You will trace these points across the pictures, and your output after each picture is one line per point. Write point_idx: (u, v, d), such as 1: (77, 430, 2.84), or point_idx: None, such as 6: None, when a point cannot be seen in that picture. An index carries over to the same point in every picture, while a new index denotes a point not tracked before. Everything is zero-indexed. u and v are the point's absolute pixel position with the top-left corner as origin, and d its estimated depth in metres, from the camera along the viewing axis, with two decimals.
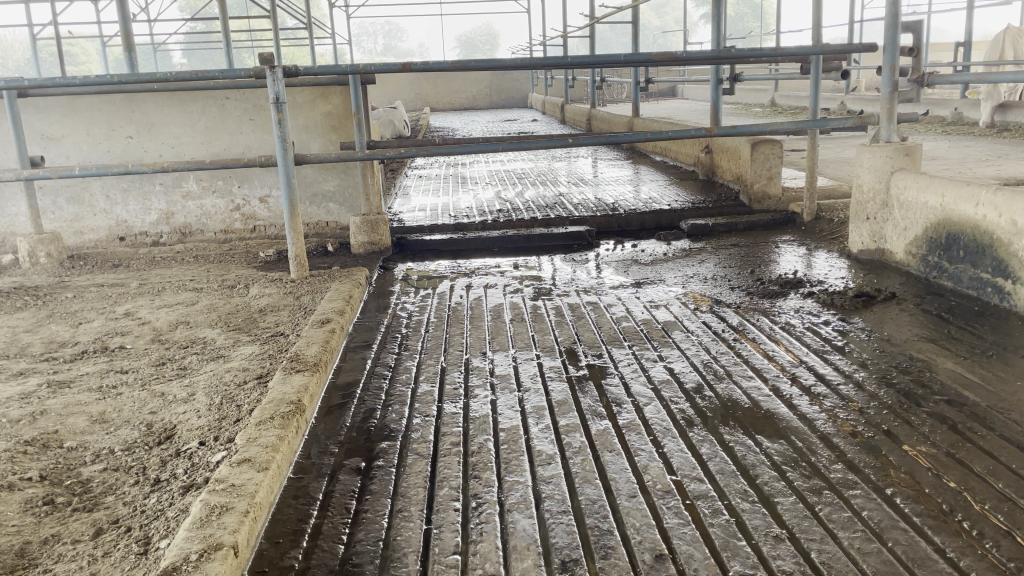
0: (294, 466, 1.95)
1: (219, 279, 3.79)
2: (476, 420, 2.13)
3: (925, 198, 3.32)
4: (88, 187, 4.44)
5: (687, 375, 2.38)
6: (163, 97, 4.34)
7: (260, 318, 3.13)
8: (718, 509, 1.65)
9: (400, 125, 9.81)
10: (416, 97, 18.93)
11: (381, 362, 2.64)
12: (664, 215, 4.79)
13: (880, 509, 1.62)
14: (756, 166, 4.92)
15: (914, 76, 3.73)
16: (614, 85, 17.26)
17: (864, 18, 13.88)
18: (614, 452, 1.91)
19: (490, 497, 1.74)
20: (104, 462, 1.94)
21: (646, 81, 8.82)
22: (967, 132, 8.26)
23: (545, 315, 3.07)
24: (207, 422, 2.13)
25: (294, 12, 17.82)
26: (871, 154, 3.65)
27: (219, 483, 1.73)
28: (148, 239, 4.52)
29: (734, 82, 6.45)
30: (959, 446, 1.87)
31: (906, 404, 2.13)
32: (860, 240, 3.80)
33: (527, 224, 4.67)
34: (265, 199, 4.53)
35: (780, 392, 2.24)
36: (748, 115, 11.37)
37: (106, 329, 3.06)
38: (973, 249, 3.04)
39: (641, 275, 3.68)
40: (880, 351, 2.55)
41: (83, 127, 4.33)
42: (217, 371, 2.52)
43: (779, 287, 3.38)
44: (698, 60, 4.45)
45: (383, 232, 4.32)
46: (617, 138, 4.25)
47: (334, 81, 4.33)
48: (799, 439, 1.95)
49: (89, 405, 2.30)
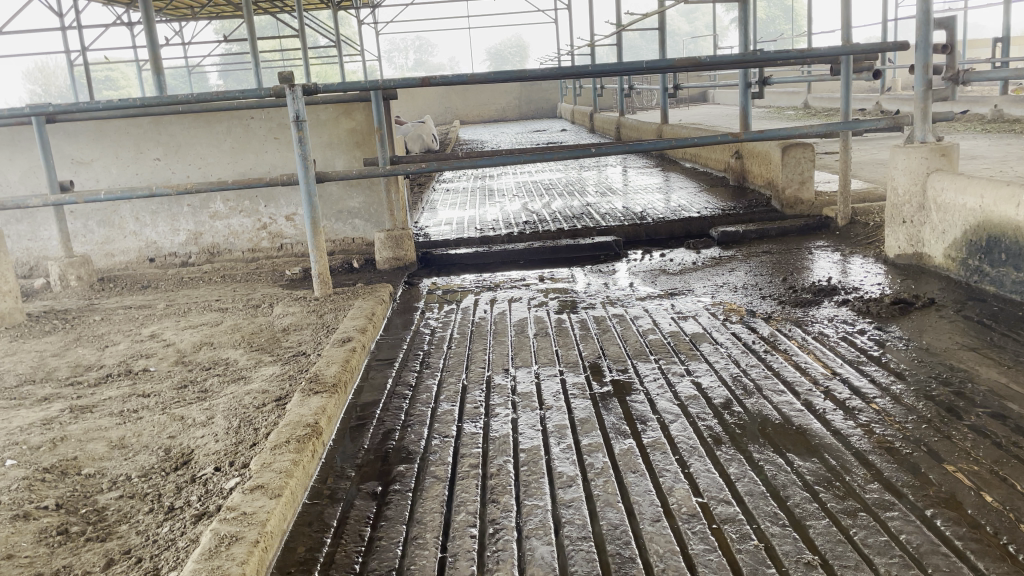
0: (309, 491, 1.91)
1: (244, 298, 3.79)
2: (496, 440, 2.07)
3: (963, 199, 3.20)
4: (118, 210, 4.49)
5: (715, 391, 2.29)
6: (189, 118, 4.37)
7: (283, 337, 3.11)
8: (746, 534, 1.58)
9: (429, 139, 9.82)
10: (445, 111, 19.01)
11: (402, 382, 2.59)
12: (693, 223, 4.70)
13: (919, 533, 1.53)
14: (787, 170, 4.80)
15: (949, 74, 3.60)
16: (644, 92, 17.14)
17: (897, 17, 13.59)
18: (638, 473, 1.84)
19: (507, 522, 1.68)
20: (120, 489, 1.92)
21: (675, 87, 8.67)
22: (1008, 129, 8.04)
23: (570, 328, 3.01)
24: (224, 446, 2.10)
25: (325, 31, 17.99)
26: (905, 155, 3.53)
27: (231, 511, 1.69)
28: (177, 259, 4.55)
29: (764, 85, 6.32)
30: (1004, 462, 1.76)
31: (946, 418, 2.02)
32: (897, 244, 3.67)
33: (553, 235, 4.62)
34: (291, 217, 4.53)
35: (813, 407, 2.14)
36: (780, 118, 11.22)
37: (131, 351, 3.07)
38: (1015, 252, 2.91)
39: (670, 285, 3.60)
40: (919, 361, 2.44)
41: (112, 150, 4.38)
42: (237, 394, 2.50)
43: (812, 295, 3.27)
44: (724, 64, 4.36)
45: (408, 247, 4.30)
46: (643, 146, 4.17)
47: (356, 98, 4.32)
48: (833, 457, 1.86)
49: (109, 430, 2.29)
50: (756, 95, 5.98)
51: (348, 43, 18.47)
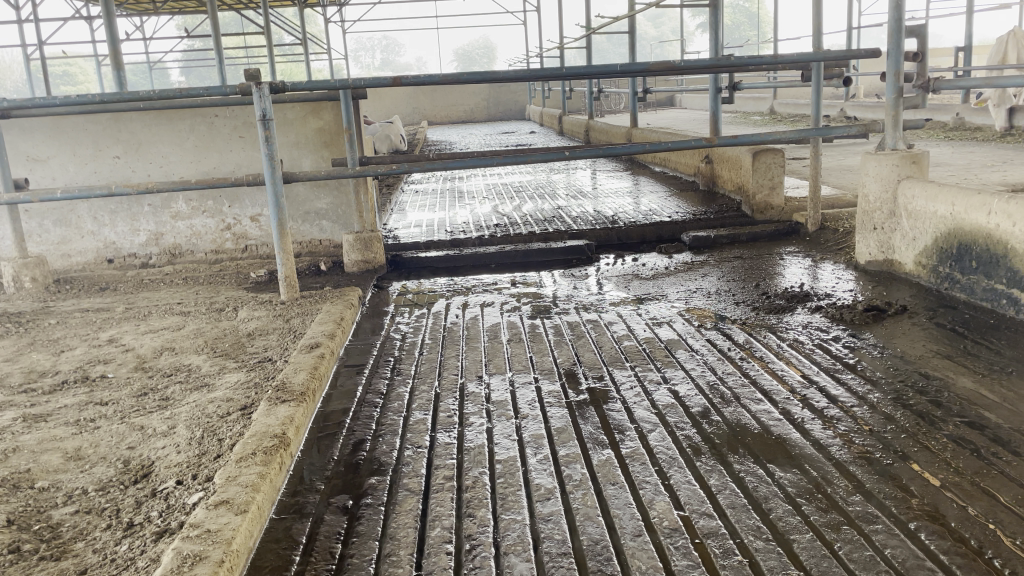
0: (277, 505, 1.84)
1: (208, 302, 3.68)
2: (471, 450, 2.01)
3: (934, 207, 3.22)
4: (75, 209, 4.34)
5: (693, 399, 2.26)
6: (151, 116, 4.24)
7: (248, 342, 3.01)
8: (730, 549, 1.54)
9: (397, 139, 9.71)
10: (413, 112, 18.86)
11: (373, 389, 2.52)
12: (665, 227, 4.68)
13: (904, 546, 1.51)
14: (757, 176, 4.81)
15: (919, 82, 3.62)
16: (612, 96, 17.20)
17: (861, 25, 13.79)
18: (617, 485, 1.80)
19: (484, 538, 1.63)
20: (76, 504, 1.82)
21: (644, 91, 8.67)
22: (970, 137, 8.20)
23: (544, 334, 2.96)
24: (186, 458, 2.01)
25: (291, 29, 17.70)
26: (876, 162, 3.55)
27: (194, 529, 1.61)
28: (137, 260, 4.42)
29: (733, 90, 6.33)
30: (984, 473, 1.75)
31: (924, 427, 2.01)
32: (867, 251, 3.68)
33: (525, 239, 4.57)
34: (256, 218, 4.42)
35: (791, 416, 2.12)
36: (749, 123, 11.33)
37: (88, 357, 2.95)
38: (986, 259, 2.92)
39: (643, 290, 3.57)
40: (893, 369, 2.43)
41: (69, 148, 4.24)
42: (200, 402, 2.40)
43: (785, 301, 3.26)
44: (697, 68, 4.34)
45: (378, 250, 4.22)
46: (616, 150, 4.14)
47: (325, 97, 4.23)
48: (813, 468, 1.83)
49: (64, 440, 2.18)
50: (726, 100, 5.99)
51: (314, 42, 18.19)
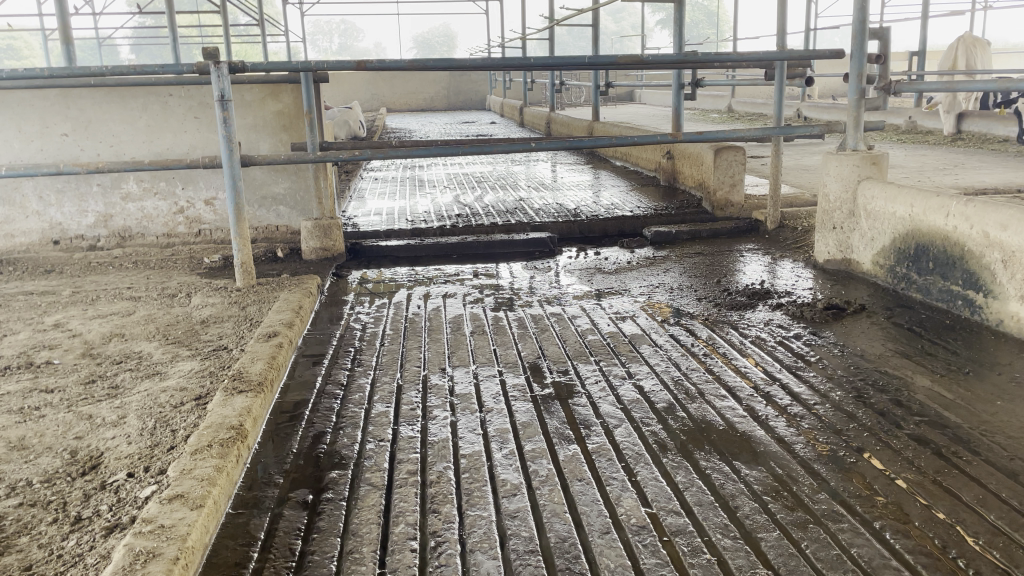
0: (234, 499, 1.77)
1: (159, 287, 3.57)
2: (435, 445, 1.98)
3: (893, 207, 3.26)
4: (20, 188, 4.17)
5: (657, 394, 2.25)
6: (102, 93, 4.09)
7: (202, 330, 2.93)
8: (698, 547, 1.53)
9: (356, 126, 9.58)
10: (373, 98, 18.61)
11: (332, 380, 2.46)
12: (627, 222, 4.68)
13: (870, 546, 1.52)
14: (719, 173, 4.83)
15: (881, 85, 3.66)
16: (574, 89, 17.24)
17: (817, 26, 14.01)
18: (584, 481, 1.78)
19: (449, 535, 1.59)
20: (20, 496, 1.74)
21: (606, 84, 8.66)
22: (922, 141, 8.41)
23: (508, 327, 2.93)
24: (137, 449, 1.94)
25: (247, 9, 17.29)
26: (838, 162, 3.58)
27: (147, 524, 1.54)
28: (84, 242, 4.27)
29: (696, 85, 6.33)
30: (946, 472, 1.77)
31: (886, 425, 2.03)
32: (826, 250, 3.73)
33: (487, 230, 4.52)
34: (211, 202, 4.31)
35: (756, 413, 2.12)
36: (709, 120, 11.44)
37: (32, 342, 2.83)
38: (943, 261, 2.97)
39: (606, 284, 3.56)
40: (854, 367, 2.46)
41: (14, 123, 4.07)
42: (152, 391, 2.32)
43: (747, 298, 3.28)
44: (662, 63, 4.32)
45: (337, 237, 4.14)
46: (581, 144, 4.11)
47: (284, 80, 4.13)
48: (779, 466, 1.83)
49: (6, 429, 2.09)
50: (688, 97, 5.99)
51: (271, 24, 17.75)
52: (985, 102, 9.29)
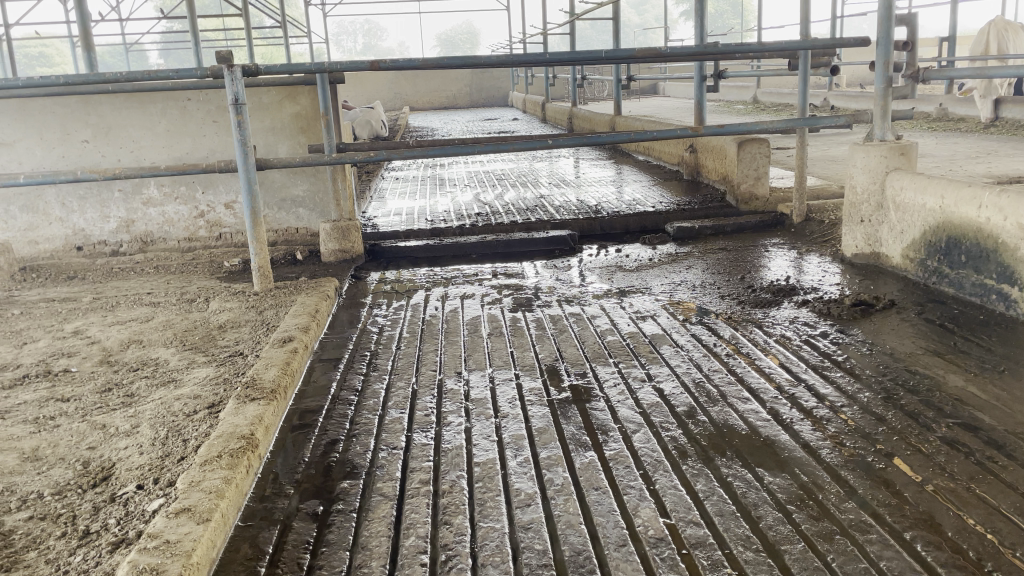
0: (243, 511, 1.75)
1: (179, 292, 3.56)
2: (448, 452, 1.93)
3: (923, 199, 3.16)
4: (43, 195, 4.20)
5: (678, 397, 2.19)
6: (121, 99, 4.10)
7: (219, 335, 2.91)
8: (718, 561, 1.47)
9: (377, 125, 9.57)
10: (396, 97, 18.62)
11: (347, 385, 2.43)
12: (649, 218, 4.61)
13: (900, 558, 1.45)
14: (743, 166, 4.74)
15: (909, 73, 3.55)
16: (597, 83, 17.13)
17: (845, 13, 13.76)
18: (600, 490, 1.73)
19: (461, 548, 1.55)
20: (31, 509, 1.72)
21: (628, 78, 8.56)
22: (955, 128, 8.23)
23: (526, 328, 2.88)
24: (148, 460, 1.92)
25: (269, 11, 17.36)
26: (865, 154, 3.49)
27: (153, 540, 1.52)
28: (106, 248, 4.28)
29: (719, 76, 6.22)
30: (980, 479, 1.69)
31: (916, 428, 1.95)
32: (853, 243, 3.63)
33: (506, 228, 4.47)
34: (231, 205, 4.31)
35: (779, 416, 2.05)
36: (735, 112, 11.30)
37: (52, 350, 2.83)
38: (976, 254, 2.87)
39: (627, 282, 3.50)
40: (883, 367, 2.37)
41: (36, 131, 4.09)
42: (166, 399, 2.30)
43: (771, 295, 3.20)
44: (683, 55, 4.23)
45: (355, 239, 4.12)
46: (600, 140, 4.04)
47: (301, 81, 4.11)
48: (804, 473, 1.76)
49: (20, 440, 2.08)
50: (711, 88, 5.88)
51: (294, 26, 17.82)
52: (1020, 87, 9.06)
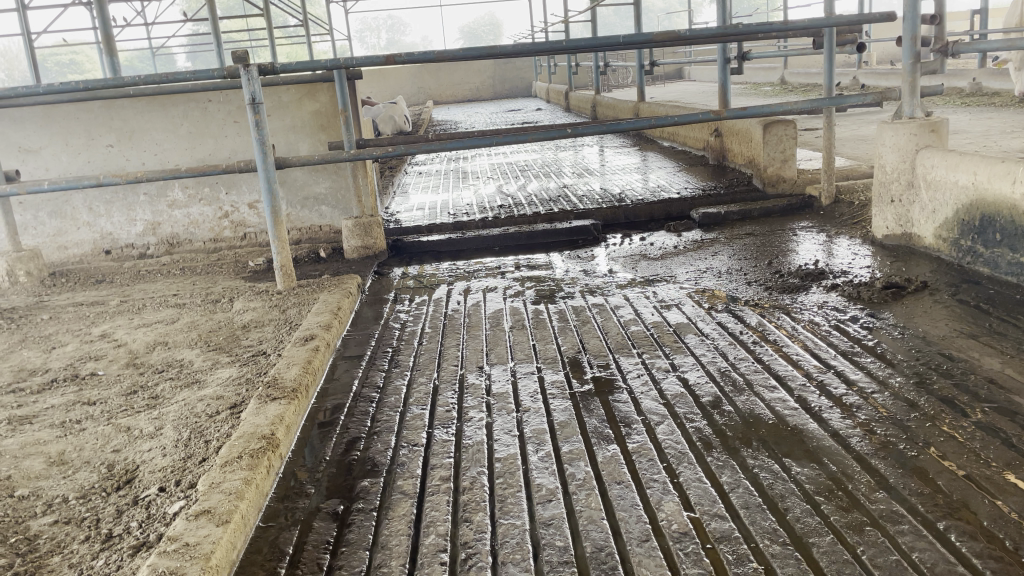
0: (263, 512, 1.74)
1: (203, 293, 3.59)
2: (469, 448, 1.91)
3: (955, 176, 3.06)
4: (71, 200, 4.25)
5: (703, 388, 2.15)
6: (143, 102, 4.13)
7: (242, 335, 2.92)
8: (744, 555, 1.43)
9: (401, 120, 9.57)
10: (419, 91, 18.62)
11: (369, 383, 2.42)
12: (674, 205, 4.54)
13: (933, 549, 1.40)
14: (769, 148, 4.65)
15: (938, 47, 3.46)
16: (620, 70, 16.99)
17: None
18: (623, 484, 1.69)
19: (481, 546, 1.52)
20: (55, 513, 1.74)
21: (651, 63, 8.45)
22: (990, 102, 8.00)
23: (548, 320, 2.84)
24: (170, 462, 1.92)
25: (291, 11, 17.46)
26: (893, 131, 3.39)
27: (172, 543, 1.52)
28: (134, 251, 4.33)
29: (742, 59, 6.11)
30: (1017, 465, 1.63)
31: (950, 414, 1.89)
32: (884, 224, 3.54)
33: (529, 220, 4.44)
34: (254, 205, 4.32)
35: (808, 405, 2.00)
36: (762, 94, 11.11)
37: (79, 353, 2.86)
38: (1011, 232, 2.78)
39: (651, 271, 3.45)
40: (915, 351, 2.31)
41: (61, 137, 4.14)
42: (190, 401, 2.31)
43: (799, 280, 3.13)
44: (703, 37, 4.15)
45: (378, 235, 4.11)
46: (621, 127, 3.98)
47: (320, 78, 4.11)
48: (834, 463, 1.71)
49: (48, 444, 2.10)
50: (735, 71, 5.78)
51: (316, 24, 17.90)
52: None
